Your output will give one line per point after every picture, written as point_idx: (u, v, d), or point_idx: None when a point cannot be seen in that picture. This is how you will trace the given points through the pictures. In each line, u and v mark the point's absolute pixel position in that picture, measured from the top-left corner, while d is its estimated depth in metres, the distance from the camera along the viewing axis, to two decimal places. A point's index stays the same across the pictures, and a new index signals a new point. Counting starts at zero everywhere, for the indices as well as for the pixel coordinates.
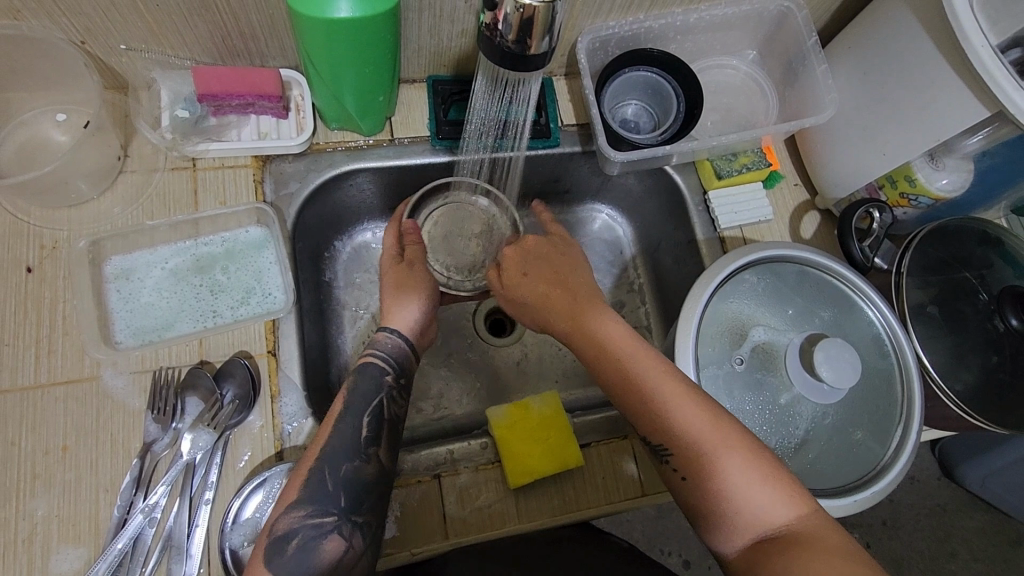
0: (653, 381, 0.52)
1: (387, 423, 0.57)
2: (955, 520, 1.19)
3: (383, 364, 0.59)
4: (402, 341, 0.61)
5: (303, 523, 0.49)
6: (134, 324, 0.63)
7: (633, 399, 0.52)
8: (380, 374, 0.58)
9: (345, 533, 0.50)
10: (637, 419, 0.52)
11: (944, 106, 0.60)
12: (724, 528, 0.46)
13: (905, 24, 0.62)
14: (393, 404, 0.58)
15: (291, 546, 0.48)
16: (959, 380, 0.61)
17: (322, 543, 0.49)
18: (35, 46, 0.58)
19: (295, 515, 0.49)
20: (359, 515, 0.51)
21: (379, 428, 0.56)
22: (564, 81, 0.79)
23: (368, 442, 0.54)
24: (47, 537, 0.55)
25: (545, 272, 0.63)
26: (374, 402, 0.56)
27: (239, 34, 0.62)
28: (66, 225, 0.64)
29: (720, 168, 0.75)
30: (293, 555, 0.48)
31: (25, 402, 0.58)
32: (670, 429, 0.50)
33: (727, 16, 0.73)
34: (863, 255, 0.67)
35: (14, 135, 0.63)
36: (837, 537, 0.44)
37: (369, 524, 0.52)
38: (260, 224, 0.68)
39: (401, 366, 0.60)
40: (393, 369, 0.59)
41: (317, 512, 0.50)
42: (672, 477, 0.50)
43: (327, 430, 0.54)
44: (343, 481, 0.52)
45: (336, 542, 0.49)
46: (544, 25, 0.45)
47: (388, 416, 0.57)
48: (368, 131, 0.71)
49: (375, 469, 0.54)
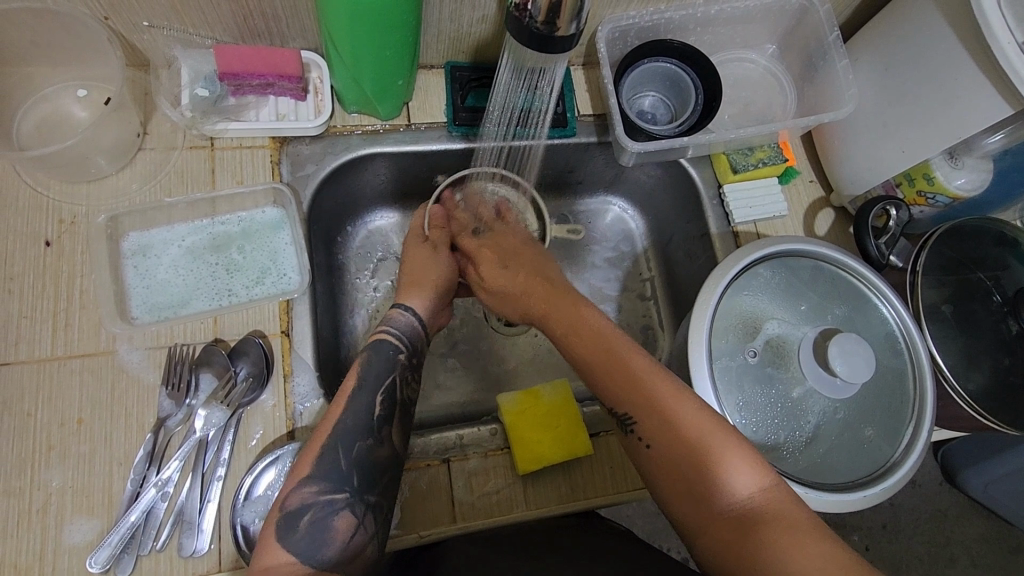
0: (622, 356, 0.55)
1: (398, 405, 0.57)
2: (956, 526, 1.19)
3: (397, 341, 0.60)
4: (415, 321, 0.62)
5: (315, 499, 0.49)
6: (150, 300, 0.63)
7: (610, 378, 0.54)
8: (394, 352, 0.59)
9: (357, 513, 0.50)
10: (611, 396, 0.54)
11: (969, 103, 0.59)
12: (691, 500, 0.47)
13: (930, 20, 0.62)
14: (405, 386, 0.58)
15: (303, 521, 0.48)
16: (971, 380, 0.61)
17: (334, 520, 0.49)
18: (59, 20, 0.58)
19: (307, 491, 0.50)
20: (371, 495, 0.52)
21: (392, 410, 0.56)
22: (582, 72, 0.79)
23: (380, 422, 0.55)
24: (61, 507, 0.55)
25: (529, 264, 0.66)
26: (389, 380, 0.57)
27: (261, 13, 0.62)
28: (84, 200, 0.64)
29: (736, 163, 0.75)
30: (305, 532, 0.48)
31: (41, 374, 0.58)
32: (646, 404, 0.51)
33: (749, 9, 0.73)
34: (880, 252, 0.67)
35: (35, 110, 0.64)
36: (806, 515, 0.44)
37: (380, 505, 0.52)
38: (277, 205, 0.69)
39: (414, 347, 0.61)
40: (407, 348, 0.60)
41: (330, 489, 0.50)
42: (640, 451, 0.51)
43: (339, 409, 0.54)
44: (356, 460, 0.52)
45: (347, 520, 0.49)
46: (573, 7, 0.44)
47: (401, 398, 0.57)
48: (385, 116, 0.71)
49: (388, 451, 0.54)
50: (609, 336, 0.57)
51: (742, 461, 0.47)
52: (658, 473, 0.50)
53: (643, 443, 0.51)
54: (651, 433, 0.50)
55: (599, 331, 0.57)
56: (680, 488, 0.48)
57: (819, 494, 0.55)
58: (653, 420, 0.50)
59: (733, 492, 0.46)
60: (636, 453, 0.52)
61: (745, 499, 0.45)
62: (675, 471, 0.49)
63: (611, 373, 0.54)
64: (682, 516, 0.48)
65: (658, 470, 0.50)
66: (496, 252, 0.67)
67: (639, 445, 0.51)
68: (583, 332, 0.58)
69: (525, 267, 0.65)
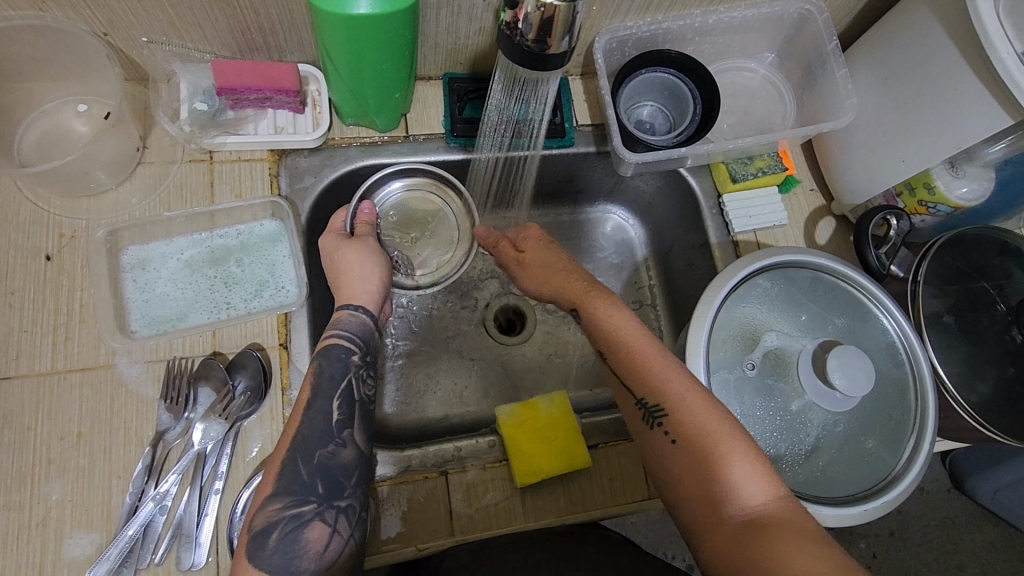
0: (655, 355, 0.56)
1: (359, 406, 0.57)
2: (965, 533, 1.17)
3: (348, 344, 0.58)
4: (368, 320, 0.60)
5: (282, 515, 0.50)
6: (149, 313, 0.63)
7: (638, 371, 0.55)
8: (346, 355, 0.57)
9: (328, 520, 0.51)
10: (640, 390, 0.55)
11: (968, 113, 0.59)
12: (707, 498, 0.49)
13: (929, 29, 0.61)
14: (362, 386, 0.58)
15: (271, 539, 0.49)
16: (975, 391, 0.60)
17: (305, 531, 0.50)
18: (58, 37, 0.59)
19: (273, 508, 0.50)
20: (340, 499, 0.52)
21: (352, 411, 0.56)
22: (580, 81, 0.79)
23: (342, 426, 0.54)
24: (60, 522, 0.55)
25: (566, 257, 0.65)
26: (344, 386, 0.56)
27: (258, 28, 0.62)
28: (84, 215, 0.65)
29: (735, 172, 0.75)
30: (275, 548, 0.49)
31: (41, 388, 0.59)
32: (676, 403, 0.52)
33: (747, 18, 0.73)
34: (880, 262, 0.66)
35: (35, 125, 0.64)
36: (815, 530, 0.46)
37: (353, 506, 0.52)
38: (275, 217, 0.69)
39: (367, 345, 0.60)
40: (360, 348, 0.58)
41: (296, 502, 0.50)
42: (663, 447, 0.53)
43: (297, 419, 0.54)
44: (319, 467, 0.52)
45: (319, 529, 0.50)
46: (565, 24, 0.44)
47: (358, 398, 0.57)
48: (383, 128, 0.72)
49: (353, 453, 0.54)
50: (636, 332, 0.58)
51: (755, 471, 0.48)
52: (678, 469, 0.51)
53: (666, 437, 0.53)
54: (677, 429, 0.52)
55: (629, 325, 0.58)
56: (698, 485, 0.50)
57: (819, 507, 0.55)
58: (674, 419, 0.52)
59: (743, 496, 0.48)
60: (658, 447, 0.53)
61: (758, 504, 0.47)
62: (698, 469, 0.50)
63: (643, 370, 0.55)
64: (694, 510, 0.50)
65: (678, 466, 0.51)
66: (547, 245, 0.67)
67: (663, 439, 0.53)
68: (612, 328, 0.58)
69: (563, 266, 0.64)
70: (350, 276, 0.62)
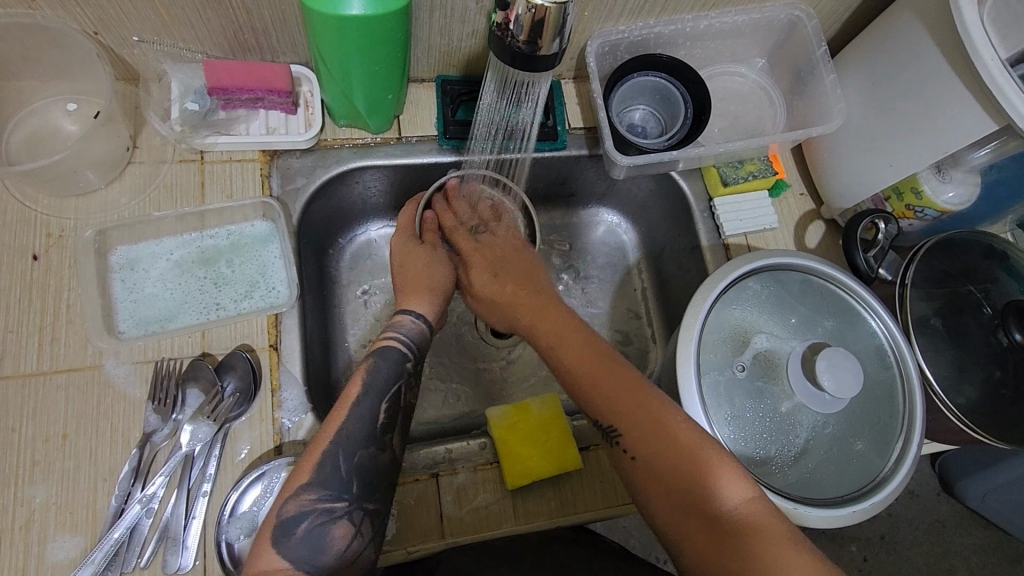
0: (607, 372, 0.56)
1: (401, 411, 0.57)
2: (955, 536, 1.18)
3: (404, 349, 0.59)
4: (424, 327, 0.61)
5: (315, 506, 0.49)
6: (138, 315, 0.63)
7: (590, 388, 0.56)
8: (400, 360, 0.58)
9: (355, 520, 0.50)
10: (595, 410, 0.55)
11: (955, 119, 0.59)
12: (676, 511, 0.49)
13: (915, 36, 0.62)
14: (409, 392, 0.58)
15: (300, 528, 0.48)
16: (962, 394, 0.61)
17: (332, 528, 0.49)
18: (48, 35, 0.58)
19: (306, 498, 0.49)
20: (370, 502, 0.52)
21: (395, 415, 0.56)
22: (572, 85, 0.79)
23: (383, 430, 0.54)
24: (44, 524, 0.55)
25: (515, 272, 0.65)
26: (394, 388, 0.56)
27: (251, 29, 0.62)
28: (73, 214, 0.64)
29: (726, 176, 0.76)
30: (302, 538, 0.48)
31: (26, 389, 0.58)
32: (633, 419, 0.53)
33: (738, 23, 0.74)
34: (869, 265, 0.67)
35: (24, 124, 0.64)
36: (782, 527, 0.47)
37: (379, 511, 0.52)
38: (266, 218, 0.69)
39: (419, 353, 0.60)
40: (413, 355, 0.59)
41: (330, 497, 0.50)
42: (625, 463, 0.53)
43: (339, 417, 0.53)
44: (356, 467, 0.52)
45: (346, 527, 0.50)
46: (555, 26, 0.44)
47: (402, 404, 0.57)
48: (376, 129, 0.72)
49: (389, 458, 0.54)
50: (577, 337, 0.59)
51: (735, 471, 0.49)
52: (643, 485, 0.51)
53: (627, 455, 0.53)
54: (635, 447, 0.52)
55: (570, 323, 0.61)
56: (664, 498, 0.50)
57: (809, 509, 0.55)
58: (639, 430, 0.52)
59: (712, 501, 0.48)
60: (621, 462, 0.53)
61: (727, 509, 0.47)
62: (662, 484, 0.50)
63: (596, 390, 0.55)
64: (664, 522, 0.50)
65: (642, 480, 0.51)
66: (488, 258, 0.66)
67: (623, 456, 0.53)
68: (557, 338, 0.60)
69: (512, 272, 0.65)
70: (420, 283, 0.64)
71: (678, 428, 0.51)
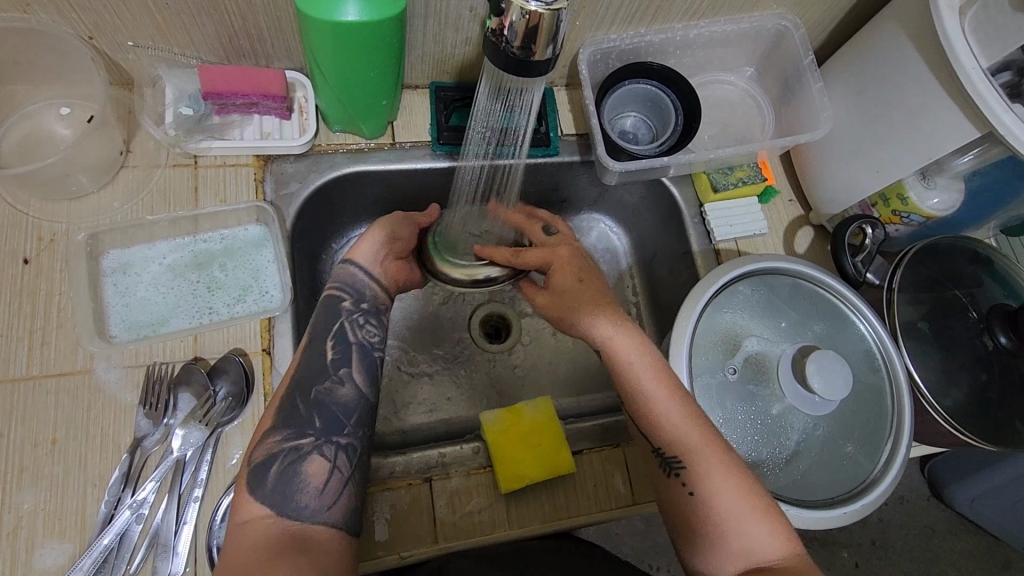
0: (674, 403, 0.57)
1: (354, 350, 0.59)
2: (944, 541, 1.19)
3: (342, 291, 0.61)
4: (361, 268, 0.63)
5: (280, 447, 0.52)
6: (129, 319, 0.62)
7: (656, 416, 0.57)
8: (339, 302, 0.61)
9: (327, 457, 0.53)
10: (657, 439, 0.56)
11: (937, 126, 0.61)
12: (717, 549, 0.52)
13: (899, 45, 0.64)
14: (355, 330, 0.60)
15: (271, 473, 0.51)
16: (949, 396, 0.62)
17: (304, 465, 0.52)
18: (43, 40, 0.59)
19: (274, 439, 0.53)
20: (340, 438, 0.54)
21: (346, 353, 0.59)
22: (565, 92, 0.80)
23: (336, 365, 0.58)
24: (32, 531, 0.54)
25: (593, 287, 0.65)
26: (335, 327, 0.59)
27: (245, 34, 0.63)
28: (64, 218, 0.64)
29: (716, 181, 0.76)
30: (275, 482, 0.51)
31: (15, 394, 0.57)
32: (692, 454, 0.54)
33: (727, 33, 0.75)
34: (857, 270, 0.68)
35: (17, 128, 0.64)
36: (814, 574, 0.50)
37: (352, 446, 0.55)
38: (259, 222, 0.68)
39: (363, 293, 0.62)
40: (351, 294, 0.61)
41: (295, 435, 0.53)
42: (678, 495, 0.55)
43: (298, 358, 0.58)
44: (314, 402, 0.55)
45: (318, 463, 0.52)
46: (549, 33, 0.45)
47: (353, 339, 0.59)
48: (370, 135, 0.72)
49: (351, 392, 0.57)
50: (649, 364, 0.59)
51: (773, 522, 0.52)
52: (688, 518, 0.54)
53: (684, 490, 0.54)
54: (692, 480, 0.54)
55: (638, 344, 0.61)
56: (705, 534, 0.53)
57: (801, 511, 0.56)
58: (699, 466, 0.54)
59: (755, 546, 0.51)
60: (672, 492, 0.55)
61: (766, 556, 0.51)
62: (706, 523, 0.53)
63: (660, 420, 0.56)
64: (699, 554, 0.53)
65: (689, 514, 0.54)
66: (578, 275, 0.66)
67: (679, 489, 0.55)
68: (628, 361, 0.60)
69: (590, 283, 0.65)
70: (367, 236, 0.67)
71: (732, 472, 0.53)
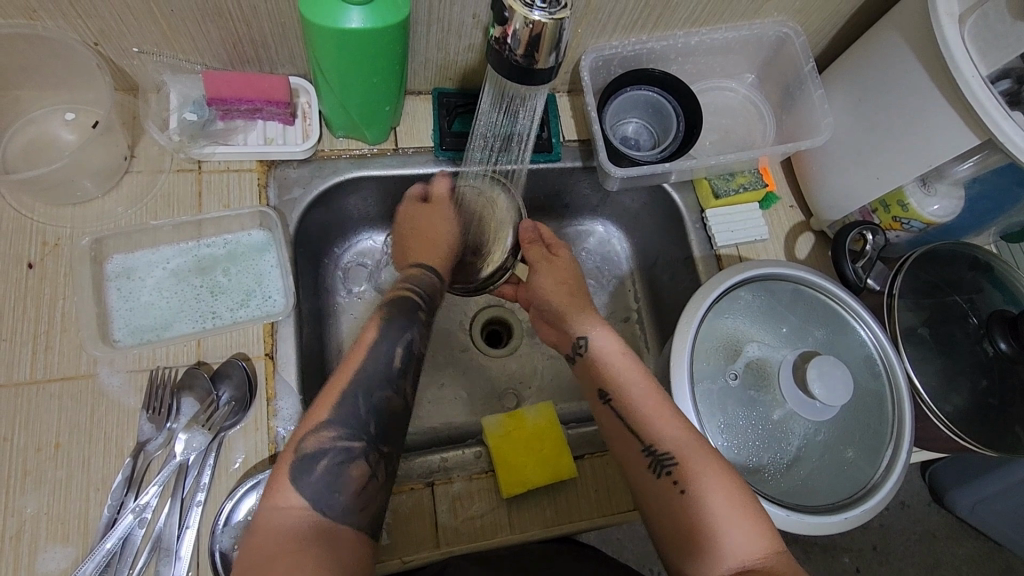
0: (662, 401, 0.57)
1: (416, 361, 0.59)
2: (946, 547, 1.19)
3: (418, 300, 0.63)
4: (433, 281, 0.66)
5: (334, 444, 0.52)
6: (133, 323, 0.63)
7: (644, 413, 0.57)
8: (414, 309, 0.62)
9: (371, 461, 0.52)
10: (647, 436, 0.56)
11: (936, 134, 0.61)
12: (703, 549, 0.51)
13: (899, 52, 0.64)
14: (421, 342, 0.60)
15: (319, 466, 0.50)
16: (949, 402, 0.62)
17: (349, 467, 0.51)
18: (49, 46, 0.59)
19: (326, 435, 0.52)
20: (385, 445, 0.54)
21: (409, 364, 0.58)
22: (567, 98, 0.81)
23: (398, 373, 0.57)
24: (35, 535, 0.54)
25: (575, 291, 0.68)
26: (408, 335, 0.59)
27: (250, 41, 0.63)
28: (69, 223, 0.64)
29: (717, 188, 0.77)
30: (320, 476, 0.50)
31: (18, 398, 0.57)
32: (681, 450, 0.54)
33: (727, 40, 0.75)
34: (857, 275, 0.68)
35: (22, 133, 0.64)
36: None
37: (393, 454, 0.54)
38: (263, 227, 0.69)
39: (431, 304, 0.64)
40: (425, 305, 0.62)
41: (347, 436, 0.52)
42: (667, 493, 0.54)
43: (358, 357, 0.57)
44: (374, 407, 0.54)
45: (361, 468, 0.52)
46: (551, 41, 0.46)
47: (419, 352, 0.59)
48: (372, 140, 0.72)
49: (402, 402, 0.56)
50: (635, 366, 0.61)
51: (761, 523, 0.51)
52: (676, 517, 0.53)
53: (673, 488, 0.53)
54: (682, 476, 0.53)
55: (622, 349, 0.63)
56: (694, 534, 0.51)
57: (802, 516, 0.56)
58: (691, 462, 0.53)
59: (743, 547, 0.50)
60: (659, 490, 0.54)
61: (753, 557, 0.49)
62: (695, 522, 0.52)
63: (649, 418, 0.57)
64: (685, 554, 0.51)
65: (677, 514, 0.53)
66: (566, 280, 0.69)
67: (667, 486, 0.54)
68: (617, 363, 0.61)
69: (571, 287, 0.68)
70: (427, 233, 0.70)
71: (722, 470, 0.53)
